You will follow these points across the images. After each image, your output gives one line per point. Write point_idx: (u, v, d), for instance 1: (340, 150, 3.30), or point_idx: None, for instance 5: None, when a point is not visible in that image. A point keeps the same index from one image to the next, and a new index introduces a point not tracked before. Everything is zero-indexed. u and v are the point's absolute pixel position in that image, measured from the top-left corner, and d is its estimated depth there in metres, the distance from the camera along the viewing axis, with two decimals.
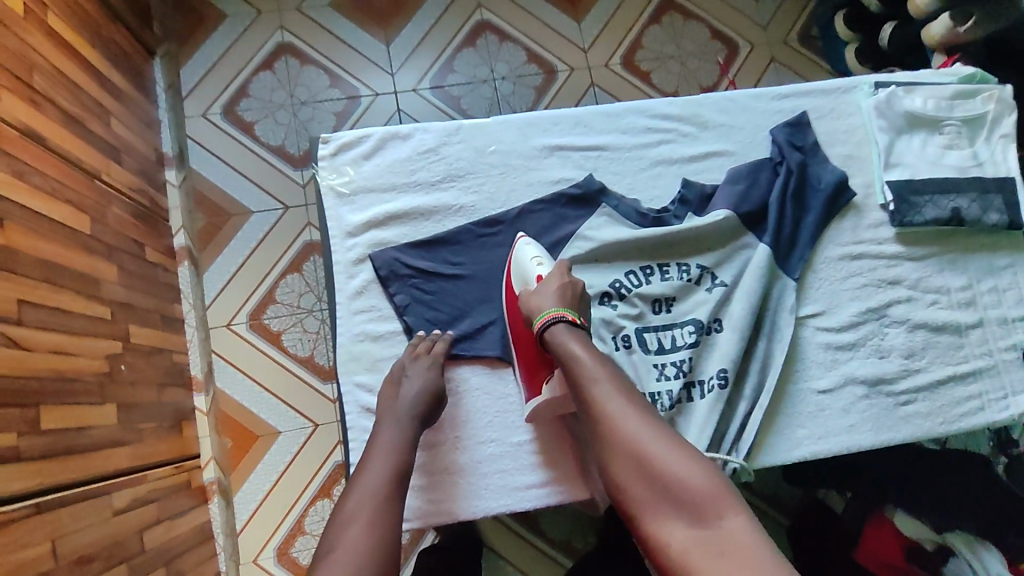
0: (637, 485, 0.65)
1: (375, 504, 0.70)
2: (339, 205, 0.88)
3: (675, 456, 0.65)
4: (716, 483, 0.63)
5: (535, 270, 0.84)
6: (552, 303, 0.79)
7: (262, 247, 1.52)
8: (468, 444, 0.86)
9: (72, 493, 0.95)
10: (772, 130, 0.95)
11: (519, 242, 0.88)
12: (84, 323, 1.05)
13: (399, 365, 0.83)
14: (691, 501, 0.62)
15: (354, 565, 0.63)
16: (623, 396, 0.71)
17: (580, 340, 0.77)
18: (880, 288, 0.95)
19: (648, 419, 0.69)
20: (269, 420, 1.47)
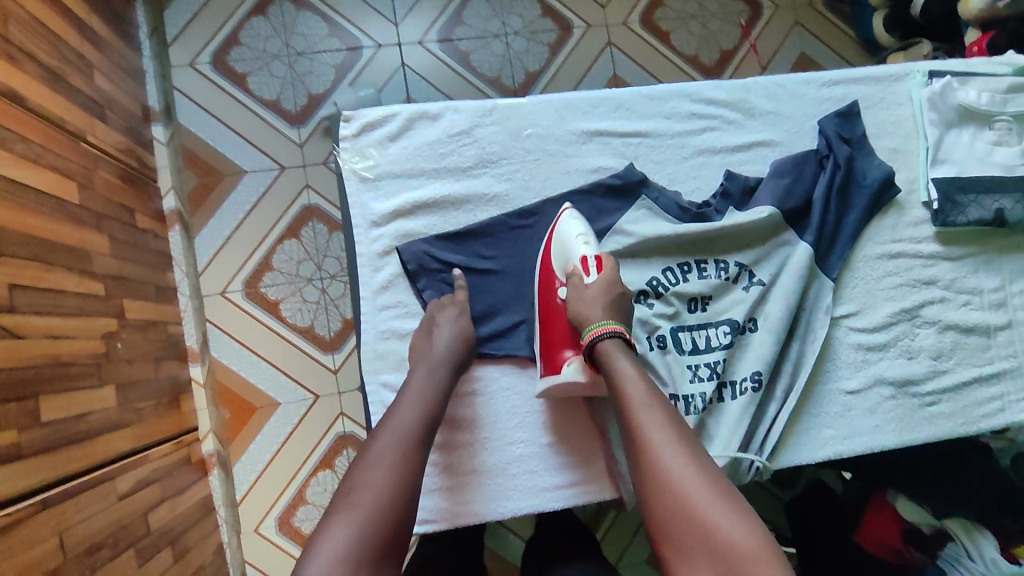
0: (675, 533, 0.58)
1: (401, 447, 0.66)
2: (363, 191, 0.83)
3: (716, 506, 0.57)
4: (762, 543, 0.54)
5: (582, 249, 0.80)
6: (600, 317, 0.74)
7: (257, 210, 1.42)
8: (496, 444, 0.83)
9: (76, 483, 0.91)
10: (821, 120, 0.92)
11: (565, 212, 0.83)
12: (78, 302, 0.98)
13: (432, 319, 0.79)
14: (730, 561, 0.54)
15: (372, 508, 0.60)
16: (670, 427, 0.64)
17: (632, 361, 0.71)
18: (915, 287, 0.93)
19: (694, 459, 0.61)
20: (268, 392, 1.42)
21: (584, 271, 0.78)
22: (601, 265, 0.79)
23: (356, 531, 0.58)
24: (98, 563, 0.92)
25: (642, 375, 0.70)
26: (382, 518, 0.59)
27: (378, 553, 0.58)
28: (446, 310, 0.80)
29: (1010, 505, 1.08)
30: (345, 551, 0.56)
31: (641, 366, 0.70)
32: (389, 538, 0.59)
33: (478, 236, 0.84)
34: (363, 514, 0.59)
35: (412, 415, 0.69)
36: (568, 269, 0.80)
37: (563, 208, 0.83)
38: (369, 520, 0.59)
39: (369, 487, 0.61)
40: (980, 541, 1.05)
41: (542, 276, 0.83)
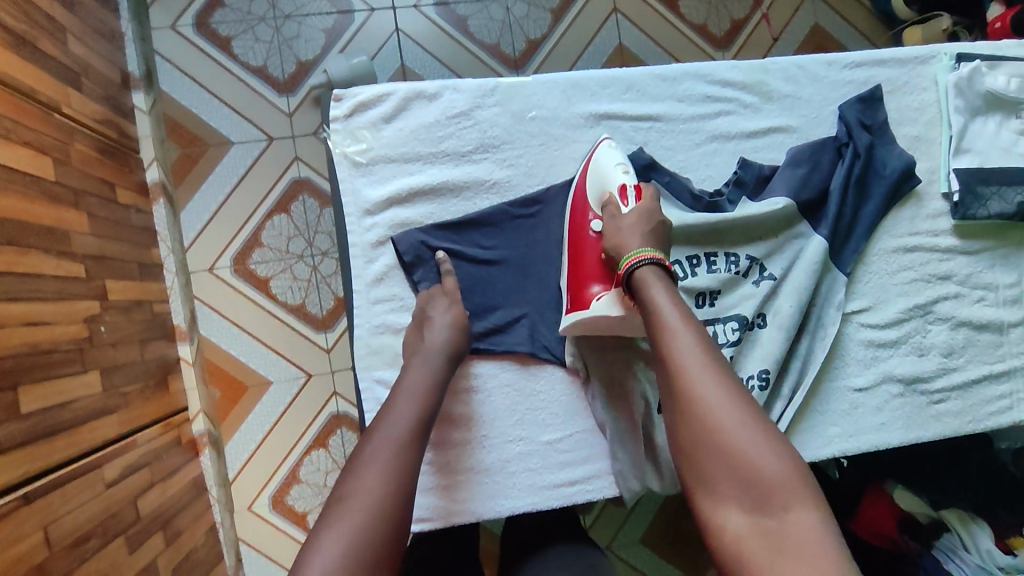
0: (703, 457, 0.56)
1: (399, 444, 0.62)
2: (355, 176, 0.78)
3: (751, 434, 0.54)
4: (794, 476, 0.52)
5: (620, 178, 0.75)
6: (641, 244, 0.69)
7: (245, 183, 1.36)
8: (494, 441, 0.80)
9: (60, 475, 0.87)
10: (842, 106, 0.88)
11: (604, 142, 0.79)
12: (56, 285, 0.93)
13: (427, 312, 0.76)
14: (760, 490, 0.52)
15: (371, 509, 0.56)
16: (704, 353, 0.60)
17: (668, 286, 0.66)
18: (929, 283, 0.90)
19: (730, 386, 0.58)
20: (260, 370, 1.37)
21: (621, 199, 0.74)
22: (640, 196, 0.74)
23: (355, 531, 0.54)
24: (87, 554, 0.89)
25: (678, 301, 0.64)
26: (382, 519, 0.56)
27: (378, 555, 0.54)
28: (442, 302, 0.76)
29: (1008, 497, 1.05)
30: (343, 554, 0.52)
31: (677, 293, 0.65)
32: (389, 539, 0.55)
33: (478, 226, 0.81)
34: (362, 515, 0.55)
35: (410, 410, 0.66)
36: (603, 197, 0.75)
37: (602, 138, 0.79)
38: (369, 522, 0.55)
39: (367, 487, 0.57)
40: (976, 533, 1.03)
41: (573, 206, 0.79)
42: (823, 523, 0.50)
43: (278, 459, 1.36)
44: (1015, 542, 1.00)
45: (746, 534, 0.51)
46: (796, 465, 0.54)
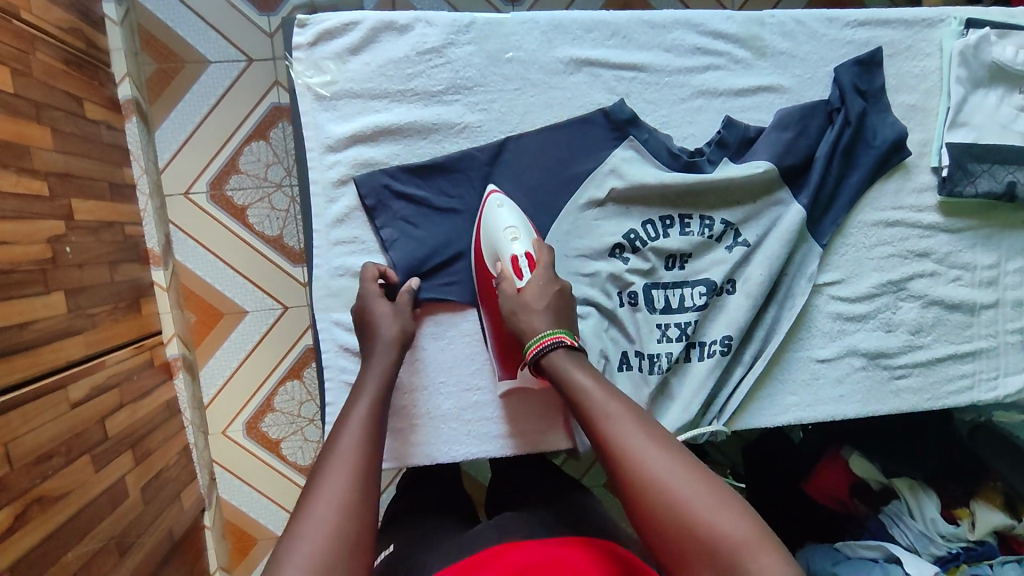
0: (661, 541, 0.52)
1: (354, 460, 0.59)
2: (318, 111, 0.76)
3: (702, 500, 0.51)
4: (757, 532, 0.50)
5: (510, 247, 0.74)
6: (544, 326, 0.68)
7: (222, 105, 1.29)
8: (454, 390, 0.81)
9: (22, 393, 0.86)
10: (839, 67, 0.84)
11: (493, 202, 0.77)
12: (18, 204, 0.90)
13: (370, 309, 0.74)
14: (725, 556, 0.49)
15: (335, 525, 0.53)
16: (640, 430, 0.57)
17: (587, 368, 0.64)
18: (906, 260, 0.89)
19: (670, 454, 0.55)
20: (234, 298, 1.33)
21: (514, 273, 0.72)
22: (533, 263, 0.73)
23: (319, 551, 0.51)
24: (49, 471, 0.88)
25: (601, 382, 0.63)
26: (347, 535, 0.53)
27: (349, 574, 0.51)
28: (382, 296, 0.75)
29: (959, 472, 1.07)
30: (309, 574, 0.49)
31: (599, 374, 0.63)
32: (355, 560, 0.52)
33: (444, 169, 0.79)
34: (324, 532, 0.52)
35: (364, 417, 0.63)
36: (499, 271, 0.74)
37: (489, 194, 0.78)
38: (333, 542, 0.52)
39: (329, 501, 0.54)
40: (924, 502, 1.05)
41: (481, 275, 0.78)
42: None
43: (252, 386, 1.35)
44: (960, 513, 1.04)
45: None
46: (754, 519, 0.51)
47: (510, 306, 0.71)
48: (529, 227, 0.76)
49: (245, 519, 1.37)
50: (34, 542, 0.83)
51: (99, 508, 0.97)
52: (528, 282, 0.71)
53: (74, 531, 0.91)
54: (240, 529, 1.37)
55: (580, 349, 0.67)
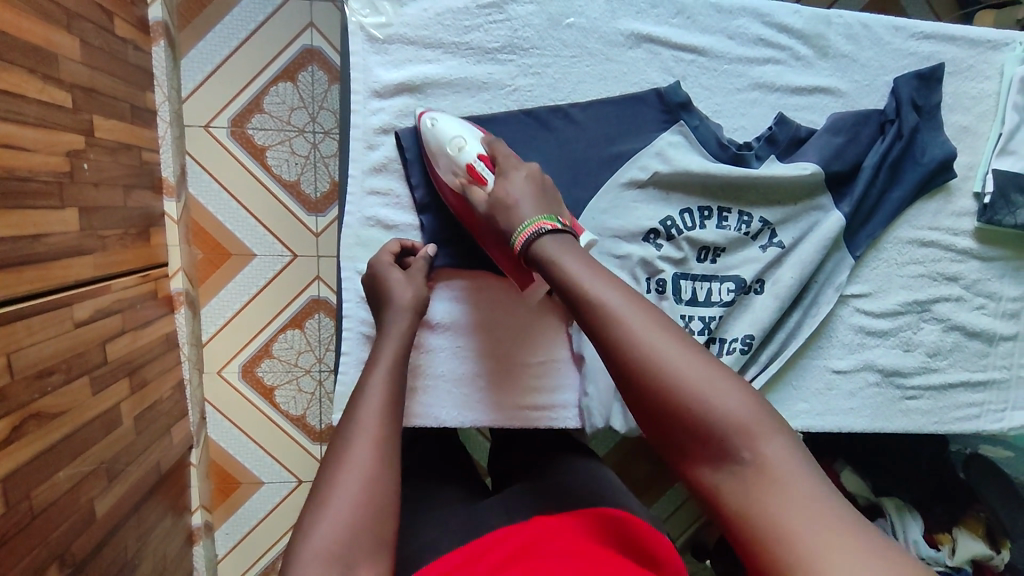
0: (661, 424, 0.51)
1: (379, 424, 0.57)
2: (369, 53, 0.75)
3: (706, 383, 0.50)
4: (763, 416, 0.49)
5: (462, 158, 0.71)
6: (535, 213, 0.63)
7: (253, 41, 1.23)
8: (472, 352, 0.80)
9: (28, 304, 0.83)
10: (898, 78, 0.83)
11: (426, 125, 0.74)
12: (41, 111, 0.86)
13: (381, 274, 0.72)
14: (723, 437, 0.48)
15: (359, 497, 0.51)
16: (642, 310, 0.54)
17: (579, 255, 0.59)
18: (934, 281, 0.88)
19: (675, 337, 0.52)
20: (244, 239, 1.29)
21: (476, 179, 0.69)
22: (490, 163, 0.70)
23: (346, 522, 0.49)
24: (48, 388, 0.86)
25: (593, 267, 0.58)
26: (374, 505, 0.51)
27: (378, 543, 0.50)
28: (394, 264, 0.73)
29: (945, 494, 1.05)
30: (337, 544, 0.48)
31: (591, 259, 0.59)
32: (382, 531, 0.51)
33: (490, 129, 0.78)
34: (350, 505, 0.50)
35: (384, 379, 0.62)
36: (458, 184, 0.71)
37: (419, 113, 0.75)
38: (359, 515, 0.50)
39: (354, 468, 0.53)
40: (909, 524, 1.02)
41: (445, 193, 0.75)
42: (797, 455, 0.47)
43: (251, 330, 1.32)
44: (941, 538, 1.02)
45: (719, 485, 0.48)
46: (759, 401, 0.50)
47: (487, 205, 0.67)
48: (473, 131, 0.73)
49: (232, 462, 1.36)
50: (29, 456, 0.82)
51: (94, 430, 0.96)
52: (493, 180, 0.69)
53: (67, 451, 0.90)
54: (224, 472, 1.36)
55: (569, 233, 0.62)
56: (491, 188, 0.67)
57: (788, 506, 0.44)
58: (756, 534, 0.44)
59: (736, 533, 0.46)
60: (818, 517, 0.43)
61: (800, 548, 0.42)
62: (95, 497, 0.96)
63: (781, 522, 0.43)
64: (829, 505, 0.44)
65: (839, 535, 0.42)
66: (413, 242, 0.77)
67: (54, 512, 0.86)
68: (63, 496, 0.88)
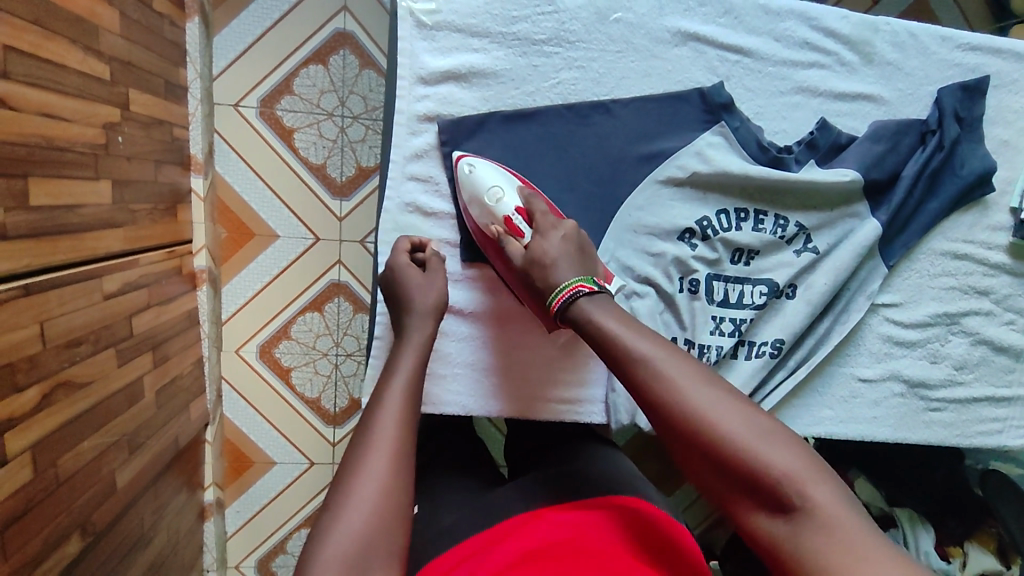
0: (709, 474, 0.52)
1: (396, 432, 0.56)
2: (416, 39, 0.75)
3: (749, 433, 0.50)
4: (812, 464, 0.49)
5: (499, 210, 0.72)
6: (571, 275, 0.65)
7: (287, 22, 1.23)
8: (488, 336, 0.80)
9: (61, 274, 0.82)
10: (941, 89, 0.83)
11: (462, 171, 0.75)
12: (81, 82, 0.85)
13: (402, 277, 0.72)
14: (770, 485, 0.48)
15: (375, 504, 0.51)
16: (682, 367, 0.55)
17: (616, 312, 0.62)
18: (964, 295, 0.88)
19: (717, 390, 0.54)
20: (269, 220, 1.29)
21: (513, 232, 0.71)
22: (529, 217, 0.71)
23: (360, 531, 0.49)
24: (76, 358, 0.86)
25: (631, 323, 0.61)
26: (388, 514, 0.51)
27: (391, 553, 0.50)
28: (412, 266, 0.73)
29: (957, 508, 1.05)
30: (352, 553, 0.48)
31: (628, 315, 0.61)
32: (396, 537, 0.50)
33: (531, 121, 0.78)
34: (368, 509, 0.50)
35: (402, 385, 0.61)
36: (494, 235, 0.73)
37: (457, 156, 0.76)
38: (375, 522, 0.50)
39: (370, 475, 0.52)
40: (920, 535, 1.01)
41: (477, 236, 0.77)
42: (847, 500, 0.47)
43: (271, 312, 1.32)
44: (952, 551, 1.01)
45: (776, 535, 0.48)
46: (807, 452, 0.50)
47: (523, 262, 0.68)
48: (510, 179, 0.74)
49: (246, 441, 1.37)
50: (57, 425, 0.82)
51: (118, 402, 0.96)
52: (531, 236, 0.70)
53: (93, 421, 0.90)
54: (237, 450, 1.37)
55: (604, 294, 0.64)
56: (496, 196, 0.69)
57: (845, 552, 0.44)
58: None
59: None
60: (874, 561, 0.43)
61: None
62: (117, 468, 0.96)
63: (836, 570, 0.43)
64: (885, 550, 0.44)
65: None
66: (422, 240, 0.76)
67: (77, 481, 0.87)
68: (86, 466, 0.89)
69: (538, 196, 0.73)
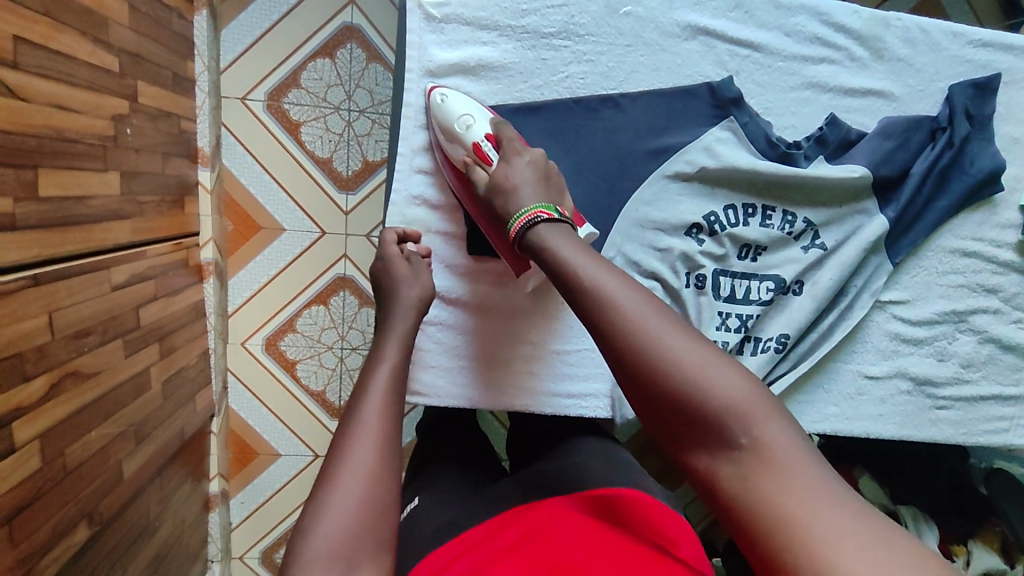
0: (655, 405, 0.50)
1: (381, 425, 0.56)
2: (425, 31, 0.75)
3: (699, 366, 0.49)
4: (760, 401, 0.47)
5: (469, 136, 0.72)
6: (533, 201, 0.65)
7: (294, 15, 1.23)
8: (475, 324, 0.80)
9: (70, 264, 0.83)
10: (953, 86, 0.82)
11: (435, 101, 0.75)
12: (90, 74, 0.85)
13: (388, 268, 0.72)
14: (716, 417, 0.47)
15: (362, 497, 0.50)
16: (638, 296, 0.53)
17: (575, 243, 0.60)
18: (972, 292, 0.87)
19: (672, 321, 0.52)
20: (274, 213, 1.29)
21: (481, 159, 0.71)
22: (496, 143, 0.72)
23: (348, 523, 0.48)
24: (85, 349, 0.86)
25: (588, 253, 0.59)
26: (375, 506, 0.50)
27: (380, 545, 0.49)
28: (403, 258, 0.73)
29: (962, 506, 1.04)
30: (339, 546, 0.47)
31: (586, 246, 0.60)
32: (384, 530, 0.50)
33: (539, 115, 0.78)
34: (355, 503, 0.49)
35: (388, 378, 0.60)
36: (463, 163, 0.73)
37: (430, 87, 0.76)
38: (362, 516, 0.49)
39: (356, 467, 0.52)
40: (925, 533, 1.00)
41: (447, 168, 0.77)
42: (794, 438, 0.45)
43: (277, 305, 1.33)
44: (956, 549, 1.01)
45: (717, 470, 0.47)
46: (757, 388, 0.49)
47: (488, 185, 0.69)
48: (482, 110, 0.74)
49: (251, 434, 1.37)
50: (65, 414, 0.82)
51: (125, 393, 0.97)
52: (497, 161, 0.71)
53: (100, 411, 0.91)
54: (242, 442, 1.37)
55: (565, 224, 0.63)
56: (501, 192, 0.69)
57: (789, 489, 0.42)
58: (755, 517, 0.43)
59: (734, 517, 0.45)
60: (812, 499, 0.42)
61: (802, 529, 0.40)
62: (123, 459, 0.97)
63: (779, 504, 0.42)
64: (825, 488, 0.42)
65: (845, 521, 0.40)
66: (407, 231, 0.76)
67: (85, 470, 0.87)
68: (94, 456, 0.89)
69: (508, 125, 0.74)
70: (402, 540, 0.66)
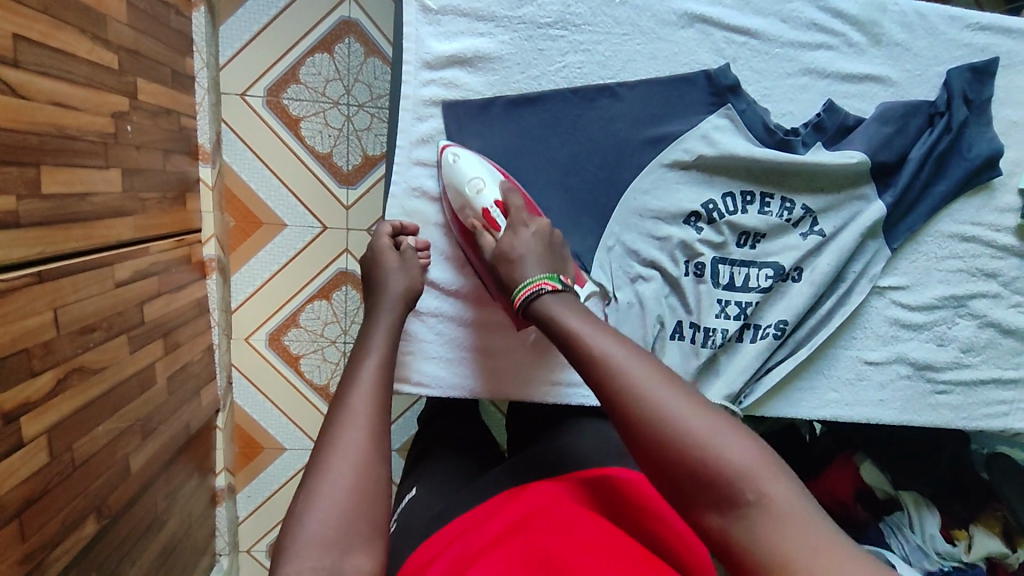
0: (665, 471, 0.50)
1: (370, 413, 0.56)
2: (422, 24, 0.75)
3: (708, 430, 0.49)
4: (767, 460, 0.48)
5: (478, 201, 0.74)
6: (536, 272, 0.66)
7: (291, 11, 1.23)
8: (471, 314, 0.81)
9: (73, 260, 0.83)
10: (950, 71, 0.82)
11: (447, 160, 0.75)
12: (90, 71, 0.86)
13: (377, 260, 0.73)
14: (728, 482, 0.47)
15: (353, 481, 0.51)
16: (643, 362, 0.54)
17: (576, 310, 0.61)
18: (971, 277, 0.87)
19: (677, 386, 0.52)
20: (275, 208, 1.30)
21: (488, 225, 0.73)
22: (505, 211, 0.73)
23: (339, 510, 0.49)
24: (90, 345, 0.87)
25: (591, 321, 0.60)
26: (365, 493, 0.51)
27: (371, 530, 0.49)
28: (393, 250, 0.74)
29: (964, 492, 1.04)
30: (330, 533, 0.48)
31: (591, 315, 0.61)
32: (376, 516, 0.50)
33: (536, 106, 0.78)
34: (345, 490, 0.50)
35: (376, 368, 0.61)
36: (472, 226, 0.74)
37: (443, 146, 0.76)
38: (354, 500, 0.50)
39: (346, 455, 0.52)
40: (926, 518, 1.01)
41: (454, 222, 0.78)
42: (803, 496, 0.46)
43: (279, 300, 1.33)
44: (958, 533, 1.00)
45: (731, 532, 0.46)
46: (763, 449, 0.49)
47: (494, 253, 0.70)
48: (492, 172, 0.75)
49: (256, 428, 1.38)
50: (71, 410, 0.83)
51: (130, 388, 0.98)
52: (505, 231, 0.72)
53: (106, 406, 0.91)
54: (247, 436, 1.38)
55: (569, 291, 0.65)
56: (501, 239, 0.70)
57: (805, 546, 0.43)
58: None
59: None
60: (828, 556, 0.42)
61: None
62: (130, 453, 0.98)
63: (798, 563, 0.42)
64: (836, 541, 0.43)
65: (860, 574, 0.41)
66: (404, 223, 0.77)
67: (94, 463, 0.88)
68: (100, 451, 0.90)
69: (518, 191, 0.75)
70: (404, 528, 0.67)
